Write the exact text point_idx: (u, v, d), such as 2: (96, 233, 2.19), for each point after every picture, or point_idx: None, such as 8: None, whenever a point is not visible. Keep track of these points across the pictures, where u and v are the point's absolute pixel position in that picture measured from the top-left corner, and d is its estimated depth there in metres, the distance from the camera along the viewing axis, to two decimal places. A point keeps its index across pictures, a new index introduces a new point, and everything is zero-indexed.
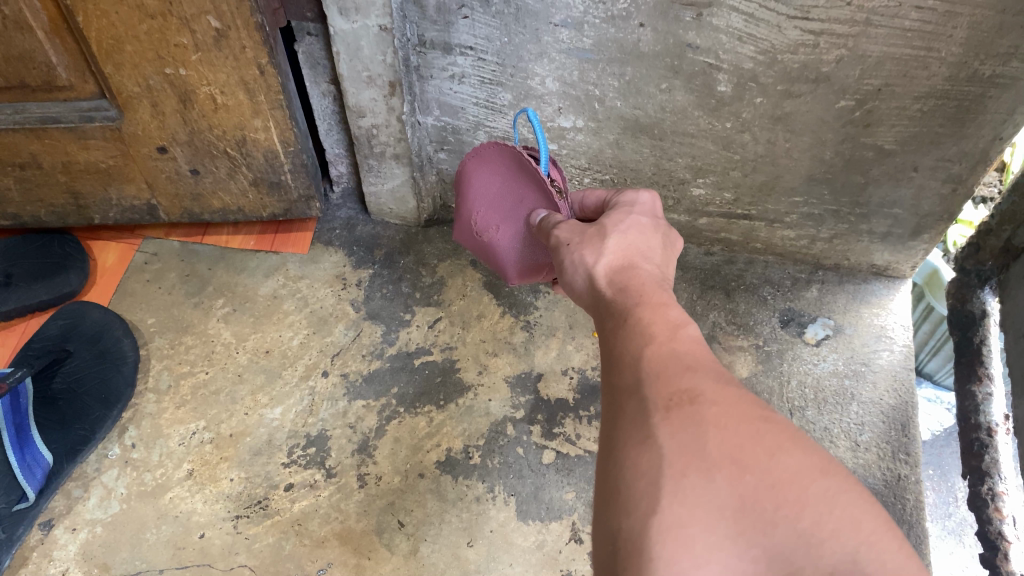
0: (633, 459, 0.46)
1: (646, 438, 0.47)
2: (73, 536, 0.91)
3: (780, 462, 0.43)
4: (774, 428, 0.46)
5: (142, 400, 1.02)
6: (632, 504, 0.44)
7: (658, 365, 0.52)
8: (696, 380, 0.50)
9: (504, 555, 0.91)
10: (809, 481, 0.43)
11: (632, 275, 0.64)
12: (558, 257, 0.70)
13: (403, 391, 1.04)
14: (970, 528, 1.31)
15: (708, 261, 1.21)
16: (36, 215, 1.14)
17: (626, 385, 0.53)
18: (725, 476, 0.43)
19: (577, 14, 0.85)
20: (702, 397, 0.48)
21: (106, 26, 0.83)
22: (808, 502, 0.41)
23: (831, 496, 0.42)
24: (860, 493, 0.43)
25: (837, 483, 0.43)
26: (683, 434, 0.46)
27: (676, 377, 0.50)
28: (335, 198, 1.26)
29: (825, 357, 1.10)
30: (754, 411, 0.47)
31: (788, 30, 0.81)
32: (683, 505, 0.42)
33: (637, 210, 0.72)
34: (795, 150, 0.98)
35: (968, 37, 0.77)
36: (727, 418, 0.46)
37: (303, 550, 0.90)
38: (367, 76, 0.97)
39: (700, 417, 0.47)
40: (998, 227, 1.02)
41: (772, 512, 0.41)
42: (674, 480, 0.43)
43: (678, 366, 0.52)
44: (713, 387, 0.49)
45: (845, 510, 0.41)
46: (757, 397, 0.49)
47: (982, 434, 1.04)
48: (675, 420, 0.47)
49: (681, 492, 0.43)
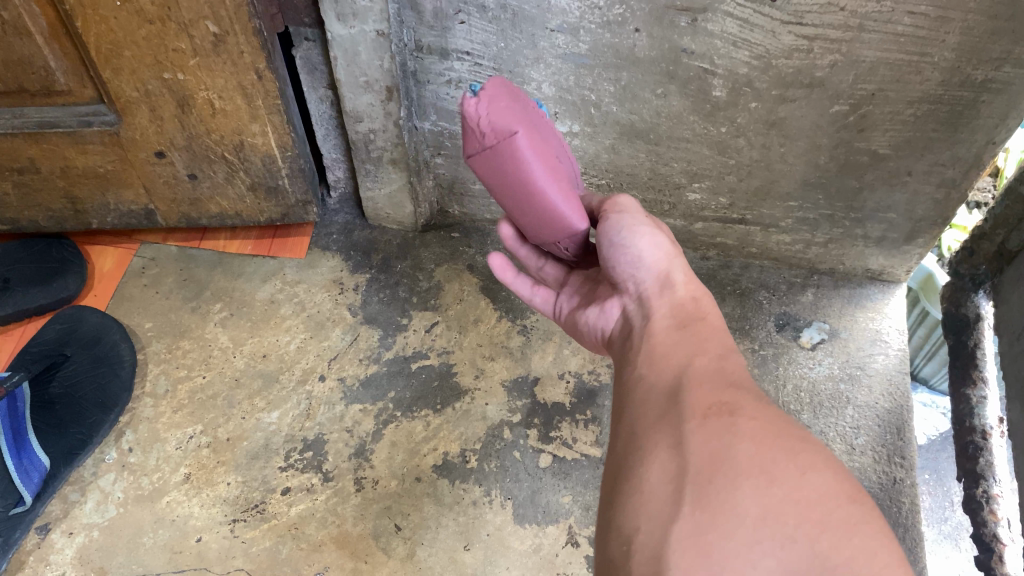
0: (663, 461, 0.50)
1: (679, 441, 0.50)
2: (70, 540, 0.91)
3: (809, 481, 0.46)
4: (808, 449, 0.48)
5: (139, 404, 1.02)
6: (655, 508, 0.47)
7: (701, 376, 0.57)
8: (736, 397, 0.53)
9: (500, 559, 0.91)
10: (834, 504, 0.45)
11: (688, 282, 0.72)
12: (627, 226, 0.75)
13: (400, 395, 1.04)
14: (966, 531, 1.31)
15: (703, 266, 1.21)
16: (33, 220, 1.14)
17: (666, 389, 0.57)
18: (752, 485, 0.45)
19: (573, 20, 0.86)
20: (740, 411, 0.51)
21: (105, 32, 0.83)
22: (828, 525, 0.43)
23: (852, 524, 0.44)
24: (881, 526, 0.44)
25: (860, 511, 0.45)
26: (715, 441, 0.49)
27: (717, 391, 0.54)
28: (332, 204, 1.26)
29: (820, 361, 1.10)
30: (791, 431, 0.50)
31: (782, 35, 0.82)
32: (705, 512, 0.45)
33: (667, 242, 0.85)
34: (790, 155, 0.98)
35: (959, 43, 0.78)
36: (762, 432, 0.49)
37: (300, 554, 0.90)
38: (365, 80, 0.97)
39: (735, 427, 0.50)
40: (992, 231, 1.03)
41: (792, 528, 0.43)
42: (700, 485, 0.46)
43: (721, 381, 0.56)
44: (752, 405, 0.52)
45: (863, 540, 0.43)
46: (796, 421, 0.52)
47: (977, 437, 1.03)
48: (710, 427, 0.50)
49: (705, 499, 0.45)
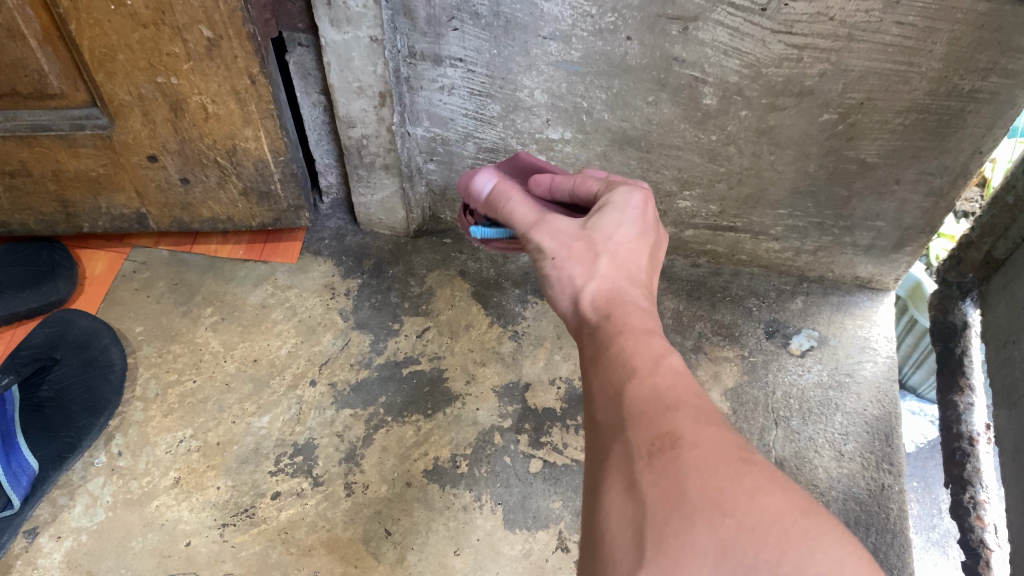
0: (620, 505, 0.49)
1: (630, 483, 0.50)
2: (58, 544, 0.91)
3: (762, 504, 0.46)
4: (753, 471, 0.48)
5: (129, 408, 1.02)
6: (619, 556, 0.47)
7: (640, 401, 0.55)
8: (676, 420, 0.53)
9: (490, 564, 0.91)
10: (789, 522, 0.44)
11: (629, 288, 0.68)
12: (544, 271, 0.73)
13: (391, 400, 1.04)
14: (953, 539, 1.33)
15: (694, 273, 1.21)
16: (24, 223, 1.14)
17: (608, 421, 0.56)
18: (707, 521, 0.45)
19: (565, 28, 0.86)
20: (682, 440, 0.51)
21: (98, 35, 0.83)
22: (789, 546, 0.43)
23: (812, 538, 0.44)
24: (840, 535, 0.44)
25: (816, 524, 0.45)
26: (664, 480, 0.48)
27: (656, 418, 0.53)
28: (325, 209, 1.27)
29: (809, 368, 1.10)
30: (735, 453, 0.50)
31: (772, 44, 0.83)
32: (667, 555, 0.44)
33: (630, 215, 0.71)
34: (779, 163, 0.99)
35: (947, 53, 0.78)
36: (707, 459, 0.49)
37: (290, 559, 0.90)
38: (358, 86, 0.97)
39: (679, 460, 0.49)
40: (979, 239, 1.04)
41: (753, 556, 0.43)
42: (656, 531, 0.46)
43: (659, 403, 0.54)
44: (691, 427, 0.52)
45: (826, 554, 0.43)
46: (737, 437, 0.52)
47: (964, 443, 1.04)
48: (658, 464, 0.50)
49: (665, 543, 0.45)
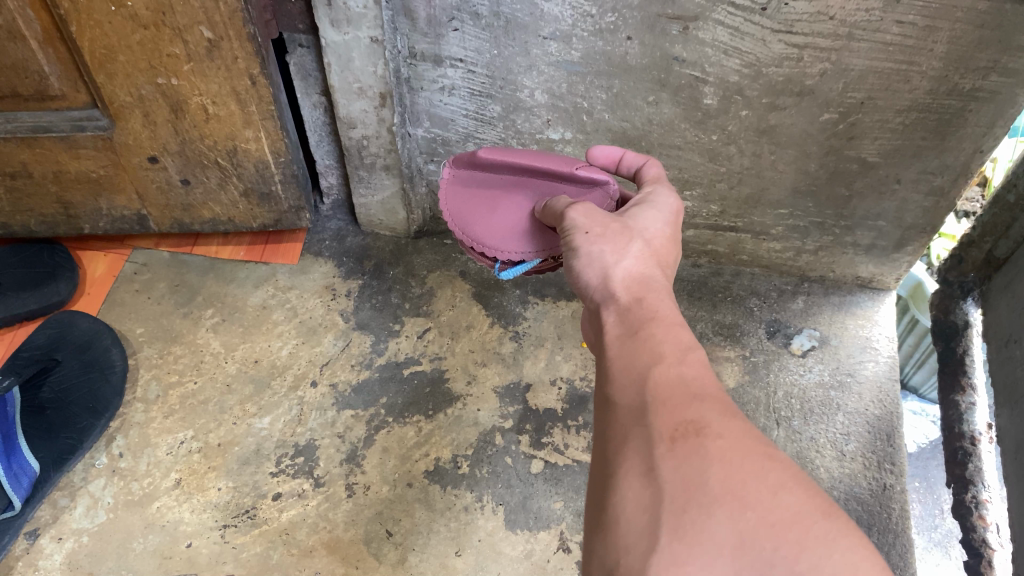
0: (636, 489, 0.49)
1: (650, 467, 0.49)
2: (60, 544, 0.91)
3: (782, 501, 0.46)
4: (775, 467, 0.48)
5: (130, 409, 1.02)
6: (632, 540, 0.46)
7: (664, 389, 0.55)
8: (701, 411, 0.52)
9: (492, 564, 0.91)
10: (809, 522, 0.44)
11: (655, 283, 0.68)
12: (569, 245, 0.71)
13: (392, 401, 1.04)
14: (955, 540, 1.33)
15: (695, 273, 1.21)
16: (25, 225, 1.14)
17: (629, 404, 0.56)
18: (727, 512, 0.45)
19: (566, 28, 0.86)
20: (707, 429, 0.51)
21: (99, 37, 0.83)
22: (807, 544, 0.43)
23: (832, 539, 0.44)
24: (859, 540, 0.44)
25: (837, 526, 0.45)
26: (686, 467, 0.48)
27: (680, 407, 0.53)
28: (325, 210, 1.27)
29: (810, 368, 1.10)
30: (759, 448, 0.50)
31: (772, 44, 0.82)
32: (683, 543, 0.44)
33: (665, 214, 0.72)
34: (780, 162, 0.99)
35: (947, 52, 0.78)
36: (731, 451, 0.49)
37: (291, 560, 0.90)
38: (358, 87, 0.97)
39: (703, 449, 0.49)
40: (980, 239, 1.03)
41: (769, 551, 0.43)
42: (673, 517, 0.46)
43: (683, 394, 0.54)
44: (717, 420, 0.52)
45: (843, 556, 0.43)
46: (761, 433, 0.52)
47: (966, 443, 1.04)
48: (681, 451, 0.49)
49: (682, 530, 0.45)
